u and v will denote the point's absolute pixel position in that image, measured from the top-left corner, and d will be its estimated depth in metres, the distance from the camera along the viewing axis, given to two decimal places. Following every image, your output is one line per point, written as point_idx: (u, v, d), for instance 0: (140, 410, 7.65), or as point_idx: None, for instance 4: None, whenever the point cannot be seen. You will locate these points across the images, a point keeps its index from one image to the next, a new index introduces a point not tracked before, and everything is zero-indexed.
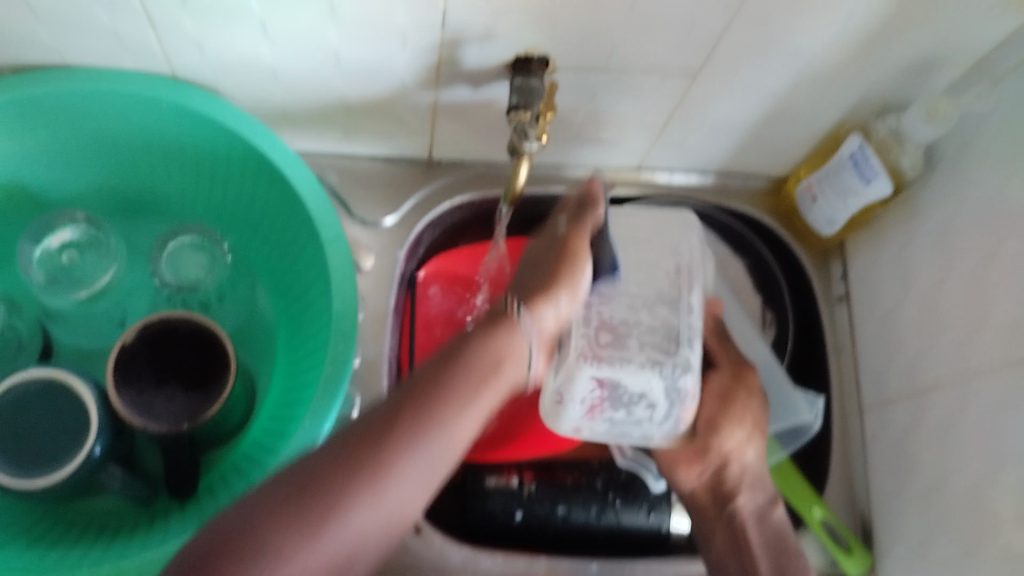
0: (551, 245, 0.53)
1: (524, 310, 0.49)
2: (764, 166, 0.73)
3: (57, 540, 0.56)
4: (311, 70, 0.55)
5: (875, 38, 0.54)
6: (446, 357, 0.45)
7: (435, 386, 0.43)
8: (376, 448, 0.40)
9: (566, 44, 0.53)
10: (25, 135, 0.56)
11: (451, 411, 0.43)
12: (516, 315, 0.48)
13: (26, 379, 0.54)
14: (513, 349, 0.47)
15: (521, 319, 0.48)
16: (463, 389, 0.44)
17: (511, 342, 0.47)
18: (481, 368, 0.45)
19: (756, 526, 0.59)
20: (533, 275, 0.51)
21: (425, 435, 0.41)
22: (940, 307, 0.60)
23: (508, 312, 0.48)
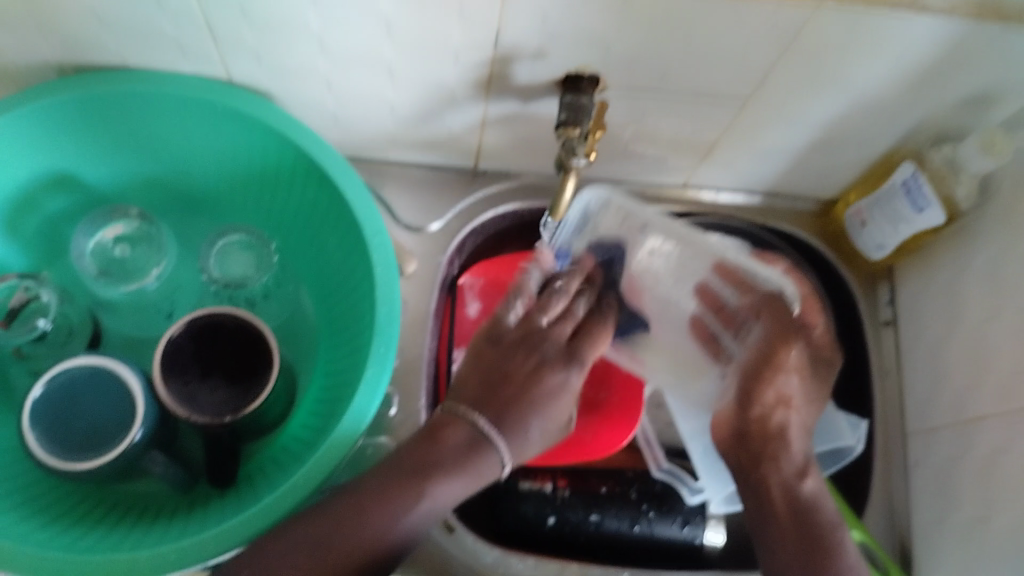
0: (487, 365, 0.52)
1: (467, 414, 0.50)
2: (814, 188, 0.72)
3: (100, 519, 0.58)
4: (364, 83, 0.56)
5: (932, 73, 0.53)
6: (406, 462, 0.49)
7: (408, 466, 0.49)
8: (338, 502, 0.48)
9: (617, 63, 0.52)
10: (84, 132, 0.58)
11: (432, 473, 0.49)
12: (452, 423, 0.50)
13: (73, 365, 0.56)
14: (443, 438, 0.50)
15: (453, 425, 0.50)
16: (405, 462, 0.49)
17: (437, 439, 0.50)
18: (411, 459, 0.49)
19: (786, 496, 0.55)
20: (508, 403, 0.51)
21: (425, 478, 0.49)
22: (989, 340, 0.59)
23: (439, 430, 0.50)
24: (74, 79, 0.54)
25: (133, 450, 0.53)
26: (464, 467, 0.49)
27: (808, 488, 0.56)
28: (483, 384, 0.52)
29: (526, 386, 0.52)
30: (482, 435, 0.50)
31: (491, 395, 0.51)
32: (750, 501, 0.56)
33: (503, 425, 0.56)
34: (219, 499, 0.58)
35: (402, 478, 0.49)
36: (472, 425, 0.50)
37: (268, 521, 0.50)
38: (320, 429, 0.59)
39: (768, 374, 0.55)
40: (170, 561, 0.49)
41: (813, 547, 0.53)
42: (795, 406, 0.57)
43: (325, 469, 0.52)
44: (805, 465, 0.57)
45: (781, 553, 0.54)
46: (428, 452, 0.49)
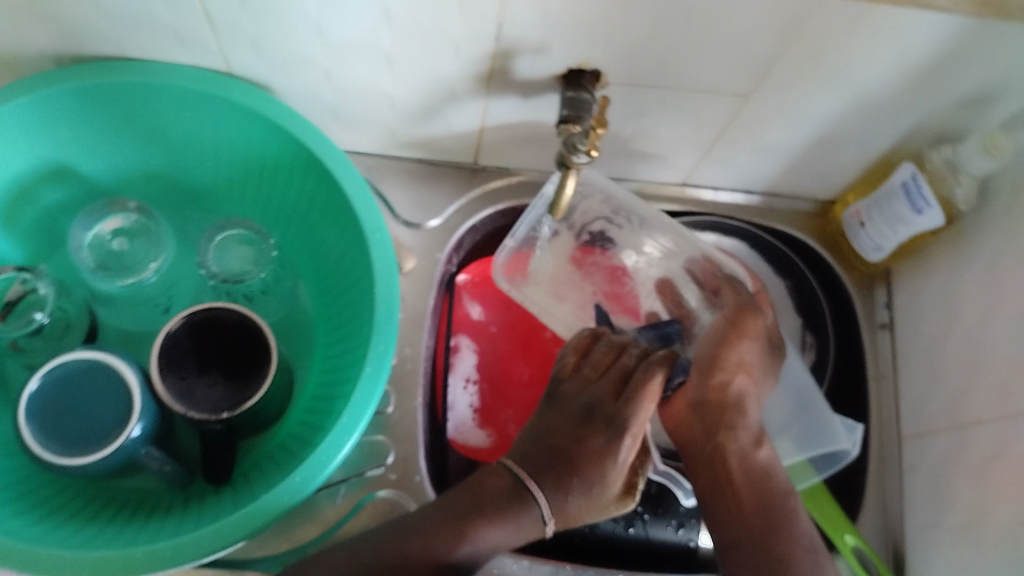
0: (567, 422, 0.53)
1: (514, 468, 0.51)
2: (813, 189, 0.72)
3: (95, 514, 0.57)
4: (365, 76, 0.56)
5: (933, 70, 0.53)
6: (494, 497, 0.49)
7: (477, 509, 0.48)
8: (418, 539, 0.46)
9: (618, 58, 0.52)
10: (81, 122, 0.58)
11: (485, 522, 0.47)
12: (512, 470, 0.50)
13: (70, 360, 0.55)
14: (515, 504, 0.48)
15: (516, 473, 0.50)
16: (492, 505, 0.48)
17: (512, 501, 0.49)
18: (498, 503, 0.48)
19: (741, 465, 0.56)
20: (535, 450, 0.51)
21: (487, 522, 0.47)
22: (986, 342, 0.59)
23: (506, 471, 0.50)
24: (73, 69, 0.54)
25: (130, 445, 0.53)
26: (495, 513, 0.48)
27: (763, 457, 0.56)
28: (535, 447, 0.52)
29: (584, 460, 0.50)
30: (534, 499, 0.49)
31: (548, 465, 0.50)
32: (706, 470, 0.57)
33: (515, 453, 0.52)
34: (214, 496, 0.58)
35: (463, 525, 0.47)
36: (533, 499, 0.49)
37: (263, 519, 0.50)
38: (317, 427, 0.58)
39: (730, 341, 0.59)
40: (165, 555, 0.49)
41: (770, 521, 0.53)
42: (749, 375, 0.58)
43: (321, 468, 0.52)
44: (761, 434, 0.57)
45: (737, 515, 0.54)
46: (484, 504, 0.48)
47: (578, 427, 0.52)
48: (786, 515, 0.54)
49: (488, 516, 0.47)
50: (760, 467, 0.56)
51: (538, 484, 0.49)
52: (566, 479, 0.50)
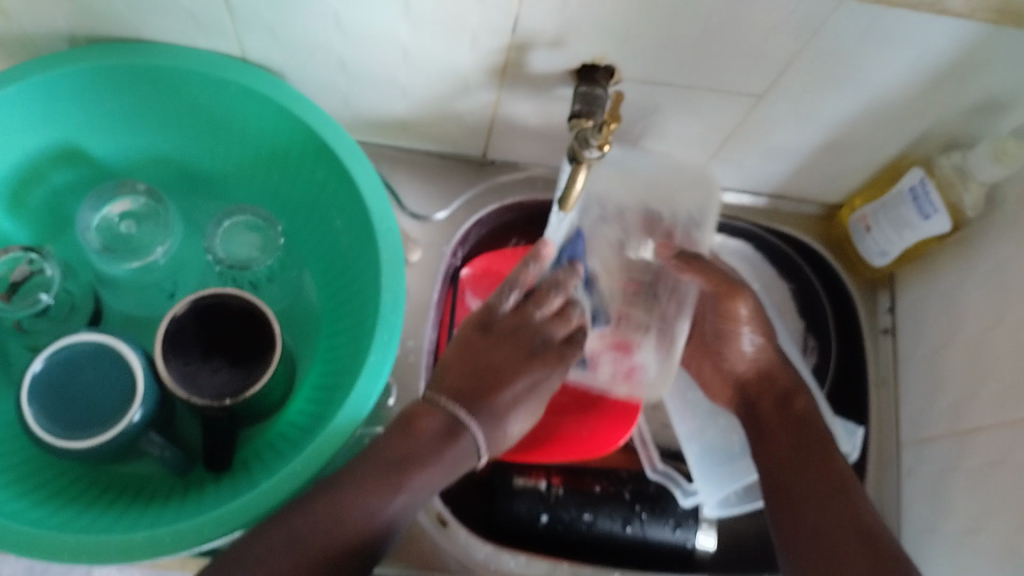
0: (485, 363, 0.56)
1: (446, 402, 0.53)
2: (820, 192, 0.72)
3: (95, 498, 0.57)
4: (378, 64, 0.56)
5: (945, 76, 0.53)
6: (431, 443, 0.51)
7: (406, 457, 0.50)
8: (337, 493, 0.47)
9: (634, 54, 0.52)
10: (91, 104, 0.57)
11: (420, 467, 0.50)
12: (447, 407, 0.53)
13: (74, 342, 0.55)
14: (426, 429, 0.52)
15: (452, 410, 0.53)
16: (420, 451, 0.50)
17: (430, 431, 0.52)
18: (421, 445, 0.51)
19: (782, 420, 0.60)
20: (471, 379, 0.55)
21: (414, 472, 0.49)
22: (989, 350, 0.59)
23: (439, 406, 0.53)
24: (84, 50, 0.54)
25: (132, 429, 0.53)
26: (415, 450, 0.50)
27: (801, 407, 0.60)
28: (471, 373, 0.56)
29: (505, 392, 0.55)
30: (468, 435, 0.53)
31: (474, 393, 0.54)
32: (757, 435, 0.61)
33: (449, 383, 0.55)
34: (214, 484, 0.58)
35: (400, 462, 0.50)
36: (469, 431, 0.53)
37: (263, 508, 0.50)
38: (319, 417, 0.58)
39: (729, 327, 0.63)
40: (164, 541, 0.49)
41: (823, 480, 0.55)
42: (763, 348, 0.63)
43: (322, 457, 0.51)
44: (792, 388, 0.61)
45: (782, 463, 0.58)
46: (413, 429, 0.52)
47: (506, 364, 0.56)
48: (830, 458, 0.56)
49: (413, 460, 0.50)
50: (799, 415, 0.60)
51: (466, 411, 0.53)
52: (494, 414, 0.54)
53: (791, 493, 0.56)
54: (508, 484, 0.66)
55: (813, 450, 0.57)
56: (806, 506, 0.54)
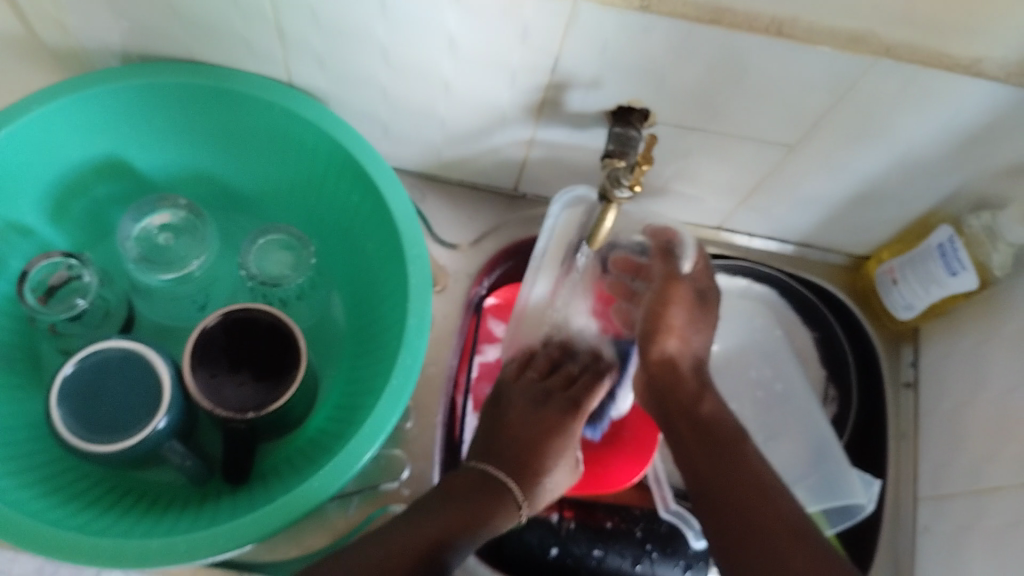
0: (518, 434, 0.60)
1: (490, 470, 0.57)
2: (847, 243, 0.73)
3: (116, 502, 0.58)
4: (419, 97, 0.57)
5: (977, 137, 0.54)
6: (470, 498, 0.55)
7: (452, 504, 0.53)
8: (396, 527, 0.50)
9: (670, 99, 0.53)
10: (140, 119, 0.59)
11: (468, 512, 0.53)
12: (495, 476, 0.57)
13: (105, 347, 0.57)
14: (478, 497, 0.55)
15: (498, 476, 0.57)
16: (465, 502, 0.54)
17: (479, 497, 0.55)
18: (471, 500, 0.54)
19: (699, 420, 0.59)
20: (509, 447, 0.59)
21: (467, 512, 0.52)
22: (1011, 411, 0.59)
23: (465, 475, 0.57)
24: (138, 68, 0.56)
25: (155, 436, 0.54)
26: (472, 503, 0.54)
27: (707, 409, 0.59)
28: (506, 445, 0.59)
29: (545, 462, 0.59)
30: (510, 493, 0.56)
31: (513, 464, 0.58)
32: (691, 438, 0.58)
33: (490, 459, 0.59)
34: (231, 495, 0.59)
35: (446, 510, 0.52)
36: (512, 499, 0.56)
37: (279, 521, 0.51)
38: (339, 435, 0.59)
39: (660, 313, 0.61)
40: (180, 550, 0.50)
41: (739, 479, 0.54)
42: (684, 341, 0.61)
43: (339, 477, 0.52)
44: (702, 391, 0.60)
45: (703, 472, 0.56)
46: (472, 495, 0.54)
47: (543, 408, 0.62)
48: (750, 463, 0.55)
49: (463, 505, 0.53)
50: (704, 419, 0.59)
51: (504, 472, 0.57)
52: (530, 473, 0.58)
53: (716, 500, 0.54)
54: None
55: (724, 454, 0.56)
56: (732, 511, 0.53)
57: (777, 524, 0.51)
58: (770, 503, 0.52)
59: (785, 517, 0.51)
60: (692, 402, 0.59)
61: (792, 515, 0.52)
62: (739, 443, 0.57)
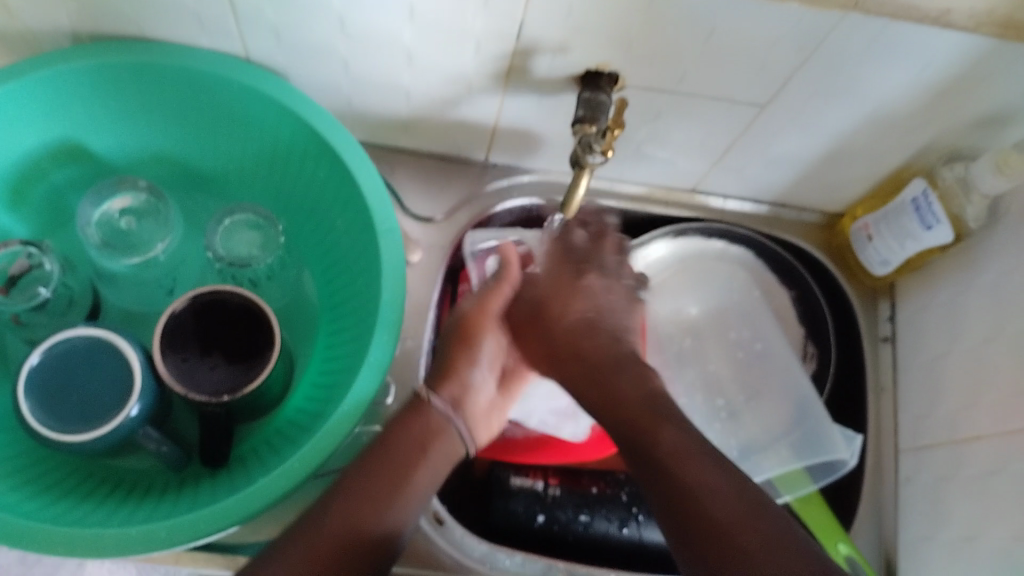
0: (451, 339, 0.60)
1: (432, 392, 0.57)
2: (821, 201, 0.72)
3: (92, 492, 0.57)
4: (381, 67, 0.56)
5: (949, 88, 0.53)
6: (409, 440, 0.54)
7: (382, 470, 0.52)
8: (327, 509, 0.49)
9: (638, 60, 0.52)
10: (94, 100, 0.57)
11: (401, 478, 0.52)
12: (431, 399, 0.57)
13: (72, 335, 0.55)
14: (429, 428, 0.55)
15: (436, 401, 0.57)
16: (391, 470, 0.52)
17: (425, 424, 0.55)
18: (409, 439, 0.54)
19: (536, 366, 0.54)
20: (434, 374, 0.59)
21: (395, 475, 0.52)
22: (988, 361, 0.59)
23: (422, 399, 0.57)
24: (89, 46, 0.54)
25: (128, 424, 0.53)
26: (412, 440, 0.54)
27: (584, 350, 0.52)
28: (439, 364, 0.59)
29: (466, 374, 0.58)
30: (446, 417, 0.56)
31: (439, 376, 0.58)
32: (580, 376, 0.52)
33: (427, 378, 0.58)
34: (210, 479, 0.58)
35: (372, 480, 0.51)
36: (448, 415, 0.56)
37: (259, 503, 0.50)
38: (316, 415, 0.58)
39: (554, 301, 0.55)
40: (161, 536, 0.49)
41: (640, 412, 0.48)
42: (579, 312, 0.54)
43: (319, 455, 0.51)
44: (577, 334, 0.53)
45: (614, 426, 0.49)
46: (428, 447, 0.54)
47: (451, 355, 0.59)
48: (673, 460, 0.44)
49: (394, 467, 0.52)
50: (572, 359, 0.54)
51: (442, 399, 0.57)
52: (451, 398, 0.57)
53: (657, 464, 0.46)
54: (505, 484, 0.66)
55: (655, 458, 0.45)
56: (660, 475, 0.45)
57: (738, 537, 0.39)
58: (707, 507, 0.41)
59: (741, 526, 0.39)
60: (611, 371, 0.50)
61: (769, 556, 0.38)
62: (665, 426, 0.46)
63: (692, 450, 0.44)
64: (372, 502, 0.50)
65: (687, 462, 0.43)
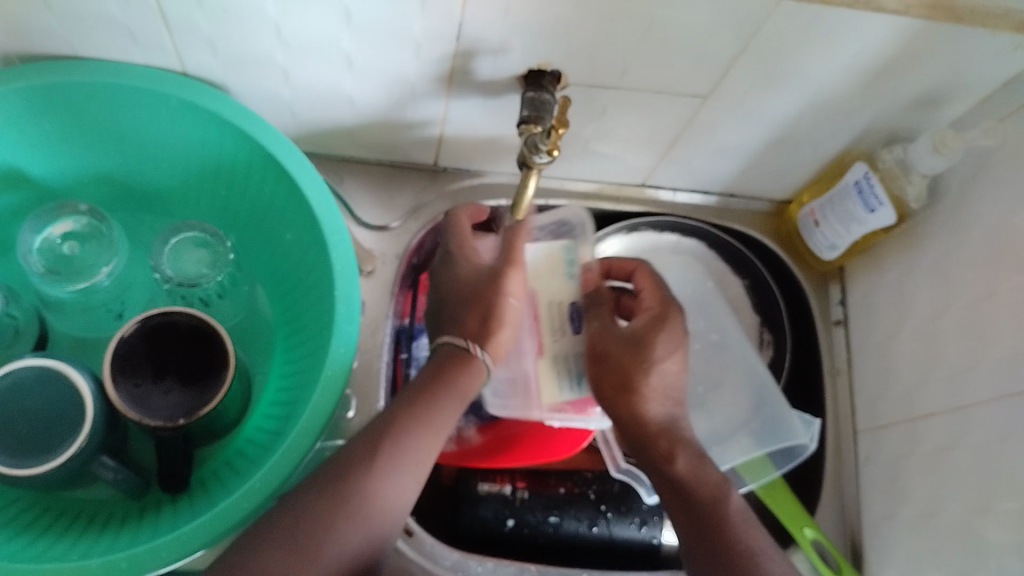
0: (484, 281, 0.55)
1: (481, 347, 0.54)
2: (769, 189, 0.73)
3: (48, 526, 0.56)
4: (321, 75, 0.55)
5: (884, 71, 0.54)
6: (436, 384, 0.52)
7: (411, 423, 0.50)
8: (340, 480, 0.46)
9: (580, 57, 0.52)
10: (29, 123, 0.56)
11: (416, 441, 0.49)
12: (478, 352, 0.54)
13: (19, 367, 0.53)
14: (467, 381, 0.53)
15: (482, 355, 0.54)
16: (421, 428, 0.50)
17: (463, 375, 0.53)
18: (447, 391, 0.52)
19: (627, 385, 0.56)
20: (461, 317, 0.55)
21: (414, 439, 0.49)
22: (937, 337, 0.60)
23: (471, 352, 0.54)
24: (20, 69, 0.53)
25: (82, 454, 0.52)
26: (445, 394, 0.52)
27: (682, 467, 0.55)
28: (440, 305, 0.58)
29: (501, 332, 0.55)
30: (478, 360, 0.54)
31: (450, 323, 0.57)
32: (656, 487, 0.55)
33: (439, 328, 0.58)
34: (171, 506, 0.57)
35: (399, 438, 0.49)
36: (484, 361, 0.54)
37: (222, 527, 0.49)
38: (276, 433, 0.58)
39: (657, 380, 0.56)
40: (122, 567, 0.48)
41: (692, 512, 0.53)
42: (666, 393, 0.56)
43: (281, 473, 0.51)
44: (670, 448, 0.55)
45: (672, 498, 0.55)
46: (459, 381, 0.53)
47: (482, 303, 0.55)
48: (740, 524, 0.52)
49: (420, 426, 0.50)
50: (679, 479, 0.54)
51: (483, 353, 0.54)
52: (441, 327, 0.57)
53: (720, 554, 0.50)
54: (473, 490, 0.65)
55: (717, 508, 0.53)
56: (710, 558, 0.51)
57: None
58: None
59: None
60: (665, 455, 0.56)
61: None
62: (728, 501, 0.54)
63: (754, 525, 0.53)
64: (394, 464, 0.48)
65: (748, 529, 0.52)
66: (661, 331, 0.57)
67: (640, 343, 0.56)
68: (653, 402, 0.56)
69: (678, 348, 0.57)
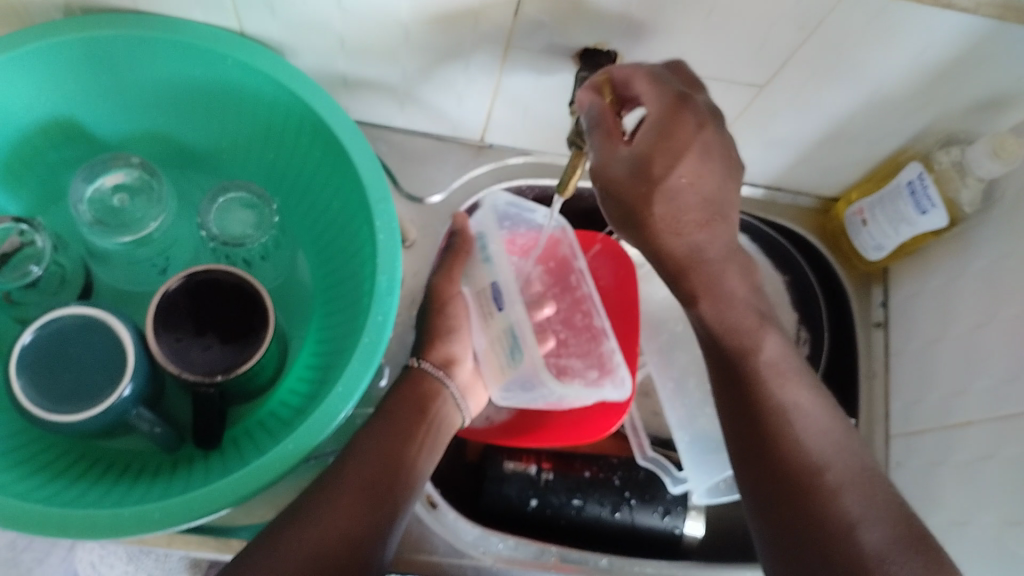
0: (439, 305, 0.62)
1: (426, 359, 0.60)
2: (817, 185, 0.72)
3: (84, 472, 0.57)
4: (377, 43, 0.55)
5: (947, 70, 0.53)
6: (408, 400, 0.57)
7: (394, 431, 0.54)
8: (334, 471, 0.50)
9: (638, 38, 0.52)
10: (87, 74, 0.57)
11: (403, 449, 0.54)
12: (421, 366, 0.60)
13: (65, 315, 0.54)
14: (432, 394, 0.59)
15: (426, 367, 0.60)
16: (404, 434, 0.54)
17: (427, 389, 0.59)
18: (416, 412, 0.57)
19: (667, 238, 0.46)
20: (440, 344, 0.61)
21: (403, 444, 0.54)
22: (981, 346, 0.59)
23: (417, 367, 0.60)
24: (82, 21, 0.53)
25: (122, 404, 0.52)
26: (416, 411, 0.57)
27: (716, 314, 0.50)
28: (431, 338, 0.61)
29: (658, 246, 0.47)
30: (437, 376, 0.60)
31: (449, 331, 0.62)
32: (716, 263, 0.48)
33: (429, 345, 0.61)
34: (203, 461, 0.57)
35: (386, 443, 0.53)
36: (434, 374, 0.60)
37: (254, 485, 0.49)
38: (310, 396, 0.58)
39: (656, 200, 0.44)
40: (155, 518, 0.48)
41: (749, 402, 0.50)
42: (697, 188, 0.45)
43: (314, 437, 0.51)
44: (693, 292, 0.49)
45: (720, 399, 0.53)
46: (427, 406, 0.58)
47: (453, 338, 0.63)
48: (772, 379, 0.51)
49: (405, 433, 0.54)
50: (725, 347, 0.51)
51: (433, 364, 0.60)
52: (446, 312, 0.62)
53: (770, 460, 0.49)
54: (498, 469, 0.65)
55: (753, 384, 0.50)
56: (767, 464, 0.49)
57: (825, 478, 0.47)
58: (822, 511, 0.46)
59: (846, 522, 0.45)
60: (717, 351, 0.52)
61: (846, 498, 0.46)
62: (762, 348, 0.51)
63: (788, 377, 0.51)
64: (385, 458, 0.52)
65: (782, 382, 0.51)
66: (671, 144, 0.44)
67: (649, 164, 0.44)
68: (664, 238, 0.46)
69: (705, 156, 0.44)
